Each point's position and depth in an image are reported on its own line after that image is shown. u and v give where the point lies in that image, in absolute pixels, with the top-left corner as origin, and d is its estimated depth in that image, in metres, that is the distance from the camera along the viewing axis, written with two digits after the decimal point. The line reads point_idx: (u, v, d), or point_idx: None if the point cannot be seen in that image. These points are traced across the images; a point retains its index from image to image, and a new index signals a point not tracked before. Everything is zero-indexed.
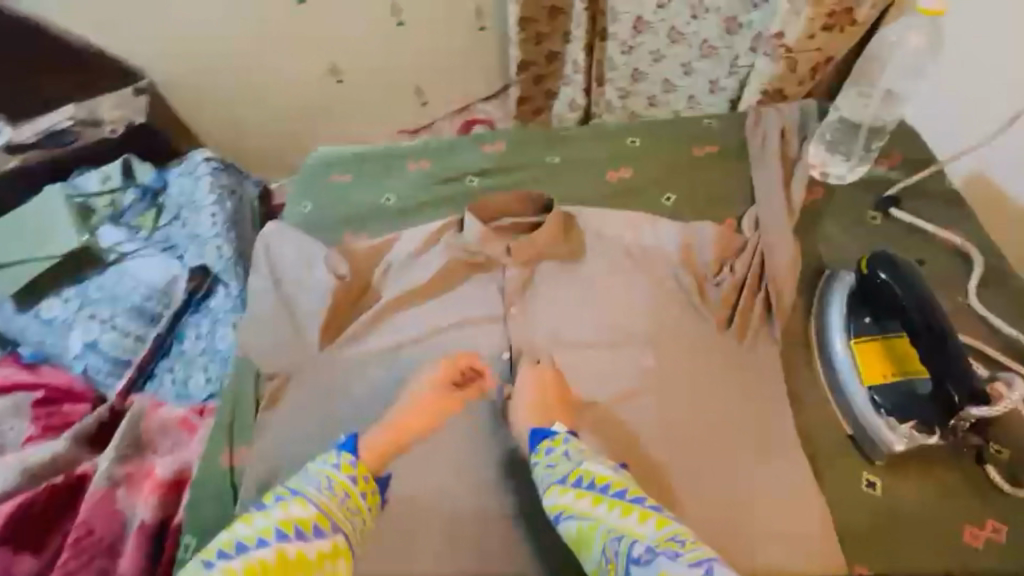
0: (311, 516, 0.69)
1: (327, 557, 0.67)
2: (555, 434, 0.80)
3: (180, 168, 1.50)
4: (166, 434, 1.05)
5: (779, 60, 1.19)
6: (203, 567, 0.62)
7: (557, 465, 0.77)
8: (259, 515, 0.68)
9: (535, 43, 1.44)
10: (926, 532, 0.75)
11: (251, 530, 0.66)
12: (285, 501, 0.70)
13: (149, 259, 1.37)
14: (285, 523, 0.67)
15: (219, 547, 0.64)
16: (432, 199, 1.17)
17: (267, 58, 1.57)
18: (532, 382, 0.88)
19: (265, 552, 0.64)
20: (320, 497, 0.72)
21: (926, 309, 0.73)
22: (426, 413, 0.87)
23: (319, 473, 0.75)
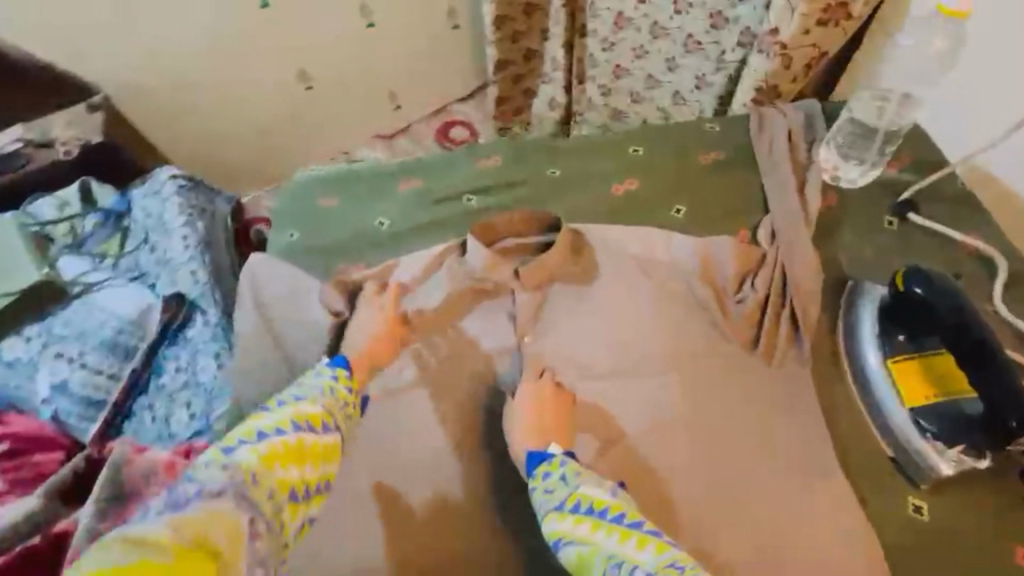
0: (319, 414, 0.75)
1: (322, 455, 0.73)
2: (552, 457, 0.75)
3: (144, 188, 1.38)
4: (150, 482, 0.88)
5: (774, 57, 1.09)
6: (225, 453, 0.65)
7: (554, 490, 0.71)
8: (270, 414, 0.72)
9: (512, 42, 1.52)
10: (980, 555, 0.74)
11: (270, 422, 0.71)
12: (295, 402, 0.75)
13: (116, 290, 1.27)
14: (298, 418, 0.72)
15: (239, 435, 0.68)
16: (427, 223, 1.09)
17: (230, 66, 1.45)
18: (555, 418, 0.82)
19: (283, 439, 0.69)
20: (325, 399, 0.77)
21: (970, 331, 0.70)
22: (385, 336, 0.92)
23: (320, 381, 0.80)
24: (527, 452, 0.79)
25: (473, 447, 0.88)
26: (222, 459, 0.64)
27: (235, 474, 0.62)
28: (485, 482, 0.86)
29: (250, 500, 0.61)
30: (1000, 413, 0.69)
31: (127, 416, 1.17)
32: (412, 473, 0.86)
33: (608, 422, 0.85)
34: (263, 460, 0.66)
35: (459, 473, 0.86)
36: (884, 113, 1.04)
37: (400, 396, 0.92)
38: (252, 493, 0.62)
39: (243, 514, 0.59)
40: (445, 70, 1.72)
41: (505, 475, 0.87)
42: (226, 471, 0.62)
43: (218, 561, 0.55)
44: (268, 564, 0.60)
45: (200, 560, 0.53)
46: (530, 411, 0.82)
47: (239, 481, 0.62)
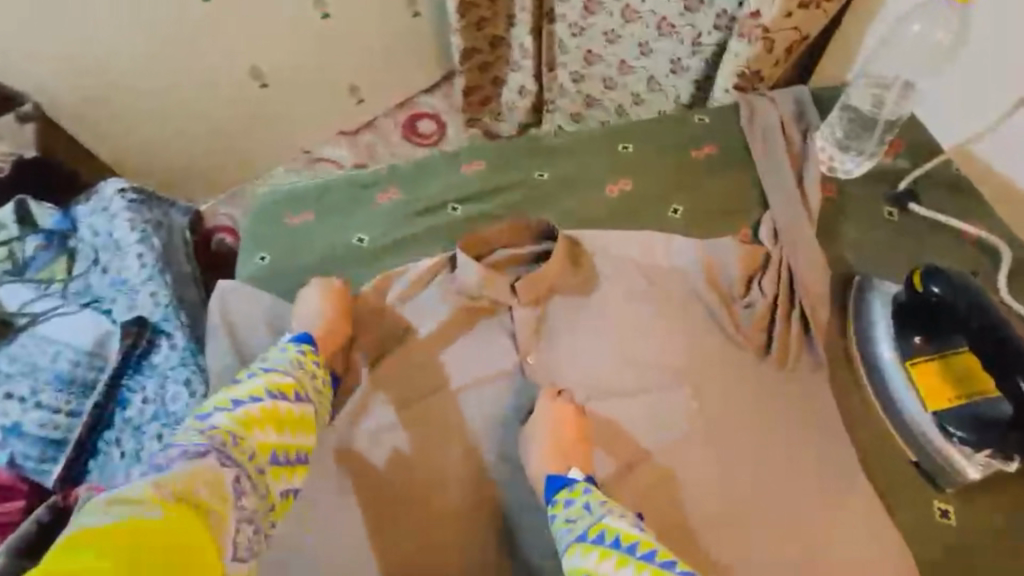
0: (290, 383, 0.72)
1: (299, 423, 0.71)
2: (575, 484, 0.72)
3: (89, 204, 1.26)
4: None
5: (757, 42, 1.02)
6: (201, 420, 0.66)
7: (578, 520, 0.67)
8: (242, 384, 0.71)
9: (478, 30, 1.41)
10: (1008, 557, 0.73)
11: (242, 391, 0.69)
12: (264, 372, 0.73)
13: (68, 318, 1.15)
14: (271, 388, 0.71)
15: (216, 404, 0.68)
16: (409, 237, 1.02)
17: (173, 66, 1.32)
18: (572, 445, 0.77)
19: (255, 408, 0.68)
20: (294, 369, 0.75)
21: (995, 335, 0.70)
22: (337, 321, 0.86)
23: (289, 354, 0.77)
24: (547, 477, 0.75)
25: (482, 480, 0.82)
26: (200, 426, 0.65)
27: (213, 437, 0.64)
28: (501, 517, 0.80)
29: (232, 460, 0.63)
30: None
31: (93, 454, 1.10)
32: (419, 514, 0.80)
33: (625, 441, 0.81)
34: (238, 427, 0.66)
35: (471, 511, 0.80)
36: (884, 103, 1.00)
37: (401, 431, 0.84)
38: (233, 454, 0.63)
39: (225, 474, 0.61)
40: (410, 57, 1.58)
41: (520, 509, 0.81)
42: (205, 436, 0.64)
43: (203, 514, 0.57)
44: (255, 520, 0.63)
45: (191, 514, 0.56)
46: (543, 438, 0.77)
47: (218, 444, 0.63)
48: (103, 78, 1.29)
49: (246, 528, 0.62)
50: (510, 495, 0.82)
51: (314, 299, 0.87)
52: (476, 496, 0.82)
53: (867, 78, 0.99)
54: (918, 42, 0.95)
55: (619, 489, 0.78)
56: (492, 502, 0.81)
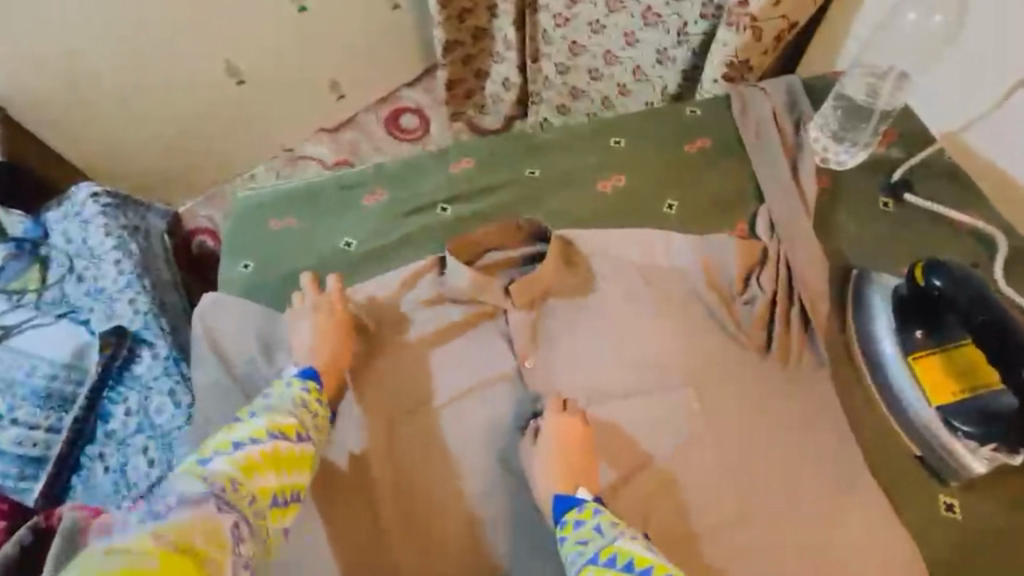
0: (292, 424, 0.70)
1: (298, 463, 0.68)
2: (584, 505, 0.69)
3: (61, 211, 1.24)
4: None
5: (745, 30, 0.99)
6: (200, 465, 0.62)
7: (589, 542, 0.65)
8: (243, 423, 0.68)
9: (459, 21, 1.38)
10: (1012, 549, 0.74)
11: (244, 432, 0.66)
12: (266, 411, 0.70)
13: (45, 331, 1.13)
14: (274, 429, 0.68)
15: (216, 446, 0.64)
16: (397, 240, 0.98)
17: (145, 65, 1.26)
18: (575, 452, 0.75)
19: (257, 451, 0.65)
20: (295, 407, 0.72)
21: (1002, 332, 0.69)
22: (337, 356, 0.83)
23: (290, 391, 0.74)
24: (554, 497, 0.73)
25: (484, 490, 0.80)
26: (199, 471, 0.62)
27: (212, 484, 0.60)
28: (505, 528, 0.79)
29: (230, 506, 0.59)
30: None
31: (75, 469, 1.11)
32: (422, 529, 0.78)
33: (628, 447, 0.80)
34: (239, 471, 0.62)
35: (474, 523, 0.79)
36: (878, 93, 1.00)
37: (400, 442, 0.82)
38: (233, 502, 0.60)
39: (225, 523, 0.57)
40: (389, 49, 1.56)
41: (524, 519, 0.79)
42: (204, 483, 0.60)
43: (200, 564, 0.52)
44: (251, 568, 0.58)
45: (187, 567, 0.52)
46: (549, 447, 0.75)
47: (218, 491, 0.59)
48: (71, 78, 1.21)
49: None
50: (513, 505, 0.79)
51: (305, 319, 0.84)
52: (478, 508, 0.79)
53: (864, 67, 1.00)
54: (915, 30, 0.96)
55: (623, 495, 0.77)
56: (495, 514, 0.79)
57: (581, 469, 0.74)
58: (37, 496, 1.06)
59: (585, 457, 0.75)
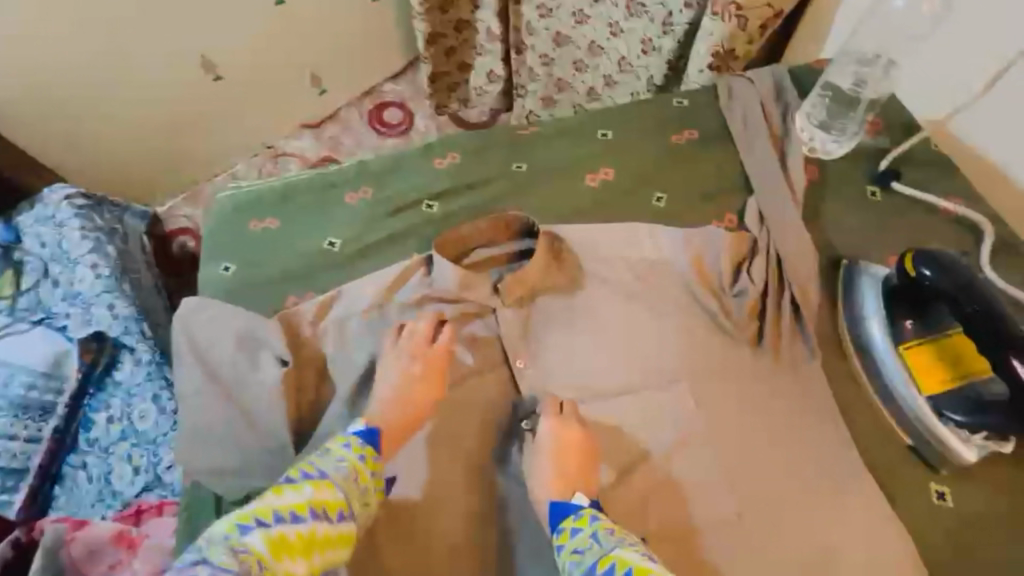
0: (339, 501, 0.64)
1: (334, 545, 0.62)
2: (580, 512, 0.69)
3: (33, 212, 1.21)
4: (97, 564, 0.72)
5: (730, 19, 0.98)
6: (237, 533, 0.58)
7: (585, 551, 0.64)
8: (291, 489, 0.63)
9: (442, 13, 1.34)
10: (1001, 536, 0.75)
11: (284, 503, 0.62)
12: (316, 482, 0.65)
13: (21, 339, 1.11)
14: (317, 504, 0.63)
15: (255, 513, 0.60)
16: (383, 239, 0.96)
17: (116, 62, 1.22)
18: (571, 452, 0.74)
19: (295, 527, 0.61)
20: (346, 481, 0.66)
21: (994, 323, 0.69)
22: (421, 392, 0.80)
23: (345, 460, 0.68)
24: (549, 504, 0.72)
25: (478, 494, 0.79)
26: (233, 539, 0.58)
27: (239, 560, 0.56)
28: (500, 531, 0.78)
29: None
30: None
31: (57, 479, 1.10)
32: (414, 536, 0.76)
33: (621, 445, 0.79)
34: (268, 550, 0.58)
35: (468, 528, 0.77)
36: (865, 82, 0.99)
37: None
38: None
39: None
40: (371, 44, 1.53)
41: (519, 521, 0.78)
42: (234, 558, 0.56)
43: None
44: None
45: None
46: (544, 448, 0.75)
47: (242, 572, 0.55)
48: (37, 75, 1.16)
49: None
50: (507, 506, 0.79)
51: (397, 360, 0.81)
52: (472, 513, 0.78)
53: (855, 55, 0.98)
54: (904, 16, 0.94)
55: (618, 494, 0.76)
56: (490, 517, 0.78)
57: (576, 470, 0.73)
58: (17, 509, 1.05)
59: (580, 457, 0.75)
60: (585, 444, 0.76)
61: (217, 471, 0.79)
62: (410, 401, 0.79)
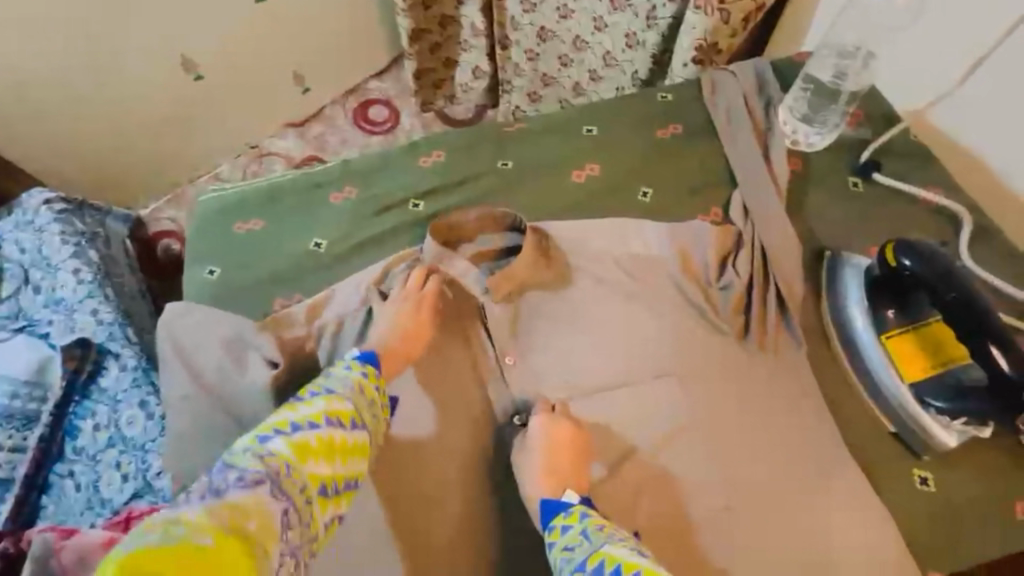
0: (351, 410, 0.65)
1: (352, 451, 0.64)
2: (571, 509, 0.68)
3: (12, 218, 1.19)
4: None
5: (713, 13, 0.98)
6: (259, 442, 0.57)
7: (575, 548, 0.63)
8: (303, 403, 0.63)
9: (425, 9, 1.34)
10: (983, 519, 0.77)
11: (301, 414, 0.61)
12: (326, 395, 0.65)
13: (4, 348, 1.10)
14: (332, 413, 0.63)
15: (272, 425, 0.60)
16: (370, 239, 0.96)
17: (94, 63, 1.19)
18: (564, 451, 0.75)
19: (316, 434, 0.61)
20: (354, 393, 0.67)
21: (971, 310, 0.71)
22: (409, 339, 0.81)
23: (349, 376, 0.69)
24: (541, 501, 0.72)
25: (471, 492, 0.79)
26: (256, 448, 0.57)
27: (269, 464, 0.55)
28: (495, 529, 0.78)
29: (284, 492, 0.55)
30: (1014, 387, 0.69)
31: (44, 488, 1.08)
32: (408, 535, 0.76)
33: (611, 439, 0.80)
34: (296, 453, 0.58)
35: (463, 527, 0.78)
36: (845, 74, 1.00)
37: None
38: (287, 486, 0.55)
39: (278, 510, 0.53)
40: (355, 41, 1.51)
41: (512, 519, 0.79)
42: (262, 461, 0.55)
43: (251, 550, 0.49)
44: (298, 555, 0.55)
45: (239, 550, 0.48)
46: (536, 445, 0.75)
47: (274, 473, 0.55)
48: (11, 76, 1.13)
49: (289, 564, 0.53)
50: (501, 503, 0.79)
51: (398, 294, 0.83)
52: (466, 514, 0.78)
53: (834, 49, 0.98)
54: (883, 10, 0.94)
55: (610, 488, 0.77)
56: (484, 516, 0.79)
57: (568, 467, 0.74)
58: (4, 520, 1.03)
59: (574, 455, 0.75)
60: (577, 441, 0.76)
61: None
62: (414, 334, 0.81)
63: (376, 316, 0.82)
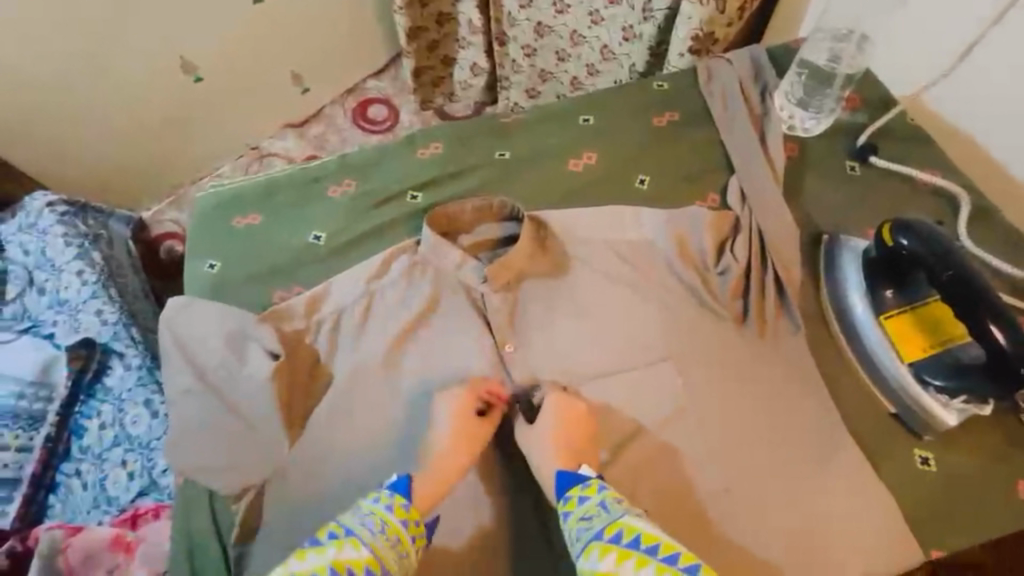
0: (364, 558, 0.61)
1: None
2: (589, 481, 0.69)
3: (15, 221, 1.20)
4: (94, 564, 0.88)
5: (708, 3, 0.98)
6: None
7: (593, 519, 0.65)
8: (314, 550, 0.61)
9: (422, 7, 1.34)
10: (987, 498, 0.76)
11: (303, 567, 0.59)
12: (340, 539, 0.62)
13: (13, 350, 1.12)
14: (339, 564, 0.60)
15: None
16: (368, 231, 0.96)
17: (93, 68, 1.20)
18: (575, 431, 0.75)
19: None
20: (373, 537, 0.63)
21: (970, 288, 0.71)
22: (464, 443, 0.76)
23: (371, 513, 0.65)
24: (556, 474, 0.72)
25: (471, 478, 0.80)
26: None
27: None
28: (495, 516, 0.78)
29: None
30: (1008, 360, 0.69)
31: (51, 488, 1.09)
32: None
33: (610, 424, 0.80)
34: None
35: (464, 513, 0.78)
36: (841, 56, 1.00)
37: (373, 427, 0.82)
38: None
39: None
40: (353, 40, 1.52)
41: (512, 505, 0.79)
42: None
43: None
44: None
45: None
46: (542, 427, 0.76)
47: None
48: (12, 80, 1.15)
49: None
50: (501, 489, 0.80)
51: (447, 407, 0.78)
52: (466, 500, 0.79)
53: (828, 33, 1.00)
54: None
55: (608, 473, 0.77)
56: (484, 503, 0.79)
57: (573, 448, 0.74)
58: (11, 519, 1.05)
59: (577, 436, 0.75)
60: (581, 422, 0.77)
61: (216, 470, 0.77)
62: (471, 434, 0.77)
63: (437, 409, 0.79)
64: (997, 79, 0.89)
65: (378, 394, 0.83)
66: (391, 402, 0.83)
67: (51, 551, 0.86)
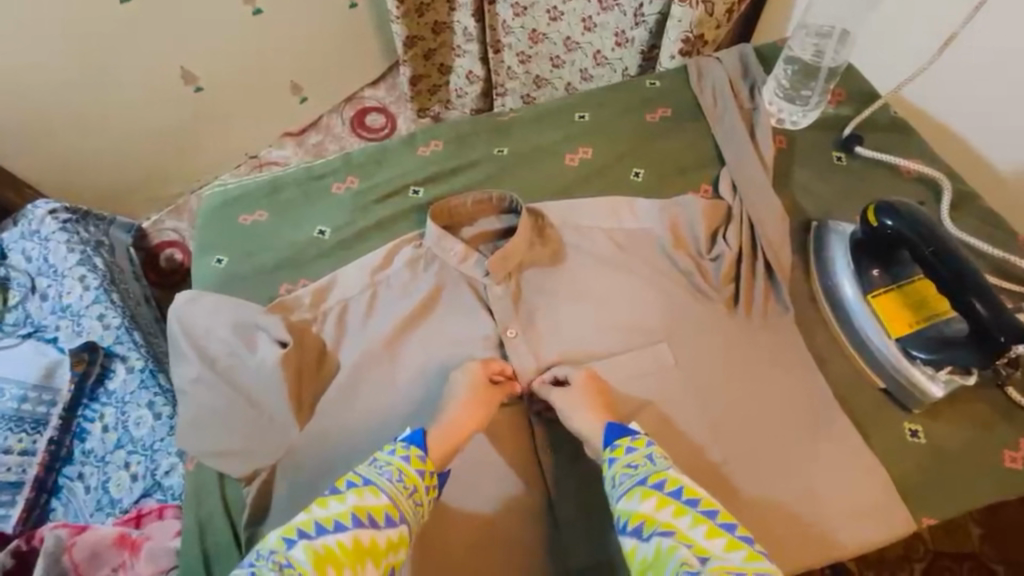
0: (384, 505, 0.64)
1: (386, 551, 0.62)
2: (638, 434, 0.72)
3: (19, 228, 1.25)
4: (99, 564, 0.85)
5: (698, 6, 1.00)
6: (285, 546, 0.60)
7: (639, 466, 0.68)
8: (335, 498, 0.64)
9: (419, 16, 1.38)
10: (977, 469, 0.80)
11: (328, 513, 0.62)
12: (359, 488, 0.65)
13: (13, 355, 1.12)
14: (360, 510, 0.63)
15: (299, 525, 0.61)
16: (372, 225, 0.98)
17: (95, 82, 1.23)
18: (591, 406, 0.78)
19: (340, 537, 0.61)
20: (393, 486, 0.66)
21: (959, 270, 0.74)
22: (478, 401, 0.79)
23: (388, 464, 0.69)
24: (604, 426, 0.75)
25: (476, 458, 0.82)
26: (281, 553, 0.59)
27: None
28: (504, 494, 0.80)
29: None
30: (988, 330, 0.73)
31: (54, 492, 1.08)
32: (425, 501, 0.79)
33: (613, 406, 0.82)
34: (317, 565, 0.58)
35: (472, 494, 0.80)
36: (823, 52, 1.02)
37: (382, 409, 0.84)
38: None
39: None
40: (352, 51, 1.57)
41: (515, 482, 0.81)
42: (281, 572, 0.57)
43: None
44: None
45: None
46: (557, 398, 0.79)
47: None
48: (16, 95, 1.16)
49: None
50: (506, 467, 0.82)
51: (461, 381, 0.80)
52: (472, 474, 0.81)
53: (807, 27, 1.01)
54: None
55: None
56: (487, 478, 0.81)
57: (586, 412, 0.77)
58: (14, 522, 1.02)
59: (605, 403, 0.79)
60: (603, 395, 0.80)
61: (228, 453, 0.79)
62: (487, 396, 0.80)
63: (456, 386, 0.80)
64: (977, 72, 0.93)
65: (384, 379, 0.85)
66: (401, 387, 0.86)
67: (57, 550, 0.84)
